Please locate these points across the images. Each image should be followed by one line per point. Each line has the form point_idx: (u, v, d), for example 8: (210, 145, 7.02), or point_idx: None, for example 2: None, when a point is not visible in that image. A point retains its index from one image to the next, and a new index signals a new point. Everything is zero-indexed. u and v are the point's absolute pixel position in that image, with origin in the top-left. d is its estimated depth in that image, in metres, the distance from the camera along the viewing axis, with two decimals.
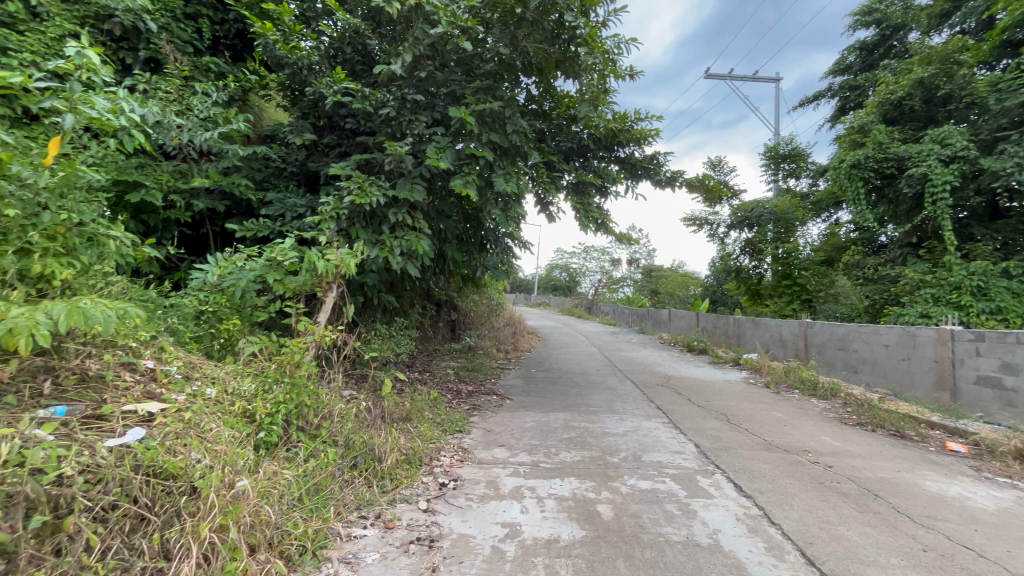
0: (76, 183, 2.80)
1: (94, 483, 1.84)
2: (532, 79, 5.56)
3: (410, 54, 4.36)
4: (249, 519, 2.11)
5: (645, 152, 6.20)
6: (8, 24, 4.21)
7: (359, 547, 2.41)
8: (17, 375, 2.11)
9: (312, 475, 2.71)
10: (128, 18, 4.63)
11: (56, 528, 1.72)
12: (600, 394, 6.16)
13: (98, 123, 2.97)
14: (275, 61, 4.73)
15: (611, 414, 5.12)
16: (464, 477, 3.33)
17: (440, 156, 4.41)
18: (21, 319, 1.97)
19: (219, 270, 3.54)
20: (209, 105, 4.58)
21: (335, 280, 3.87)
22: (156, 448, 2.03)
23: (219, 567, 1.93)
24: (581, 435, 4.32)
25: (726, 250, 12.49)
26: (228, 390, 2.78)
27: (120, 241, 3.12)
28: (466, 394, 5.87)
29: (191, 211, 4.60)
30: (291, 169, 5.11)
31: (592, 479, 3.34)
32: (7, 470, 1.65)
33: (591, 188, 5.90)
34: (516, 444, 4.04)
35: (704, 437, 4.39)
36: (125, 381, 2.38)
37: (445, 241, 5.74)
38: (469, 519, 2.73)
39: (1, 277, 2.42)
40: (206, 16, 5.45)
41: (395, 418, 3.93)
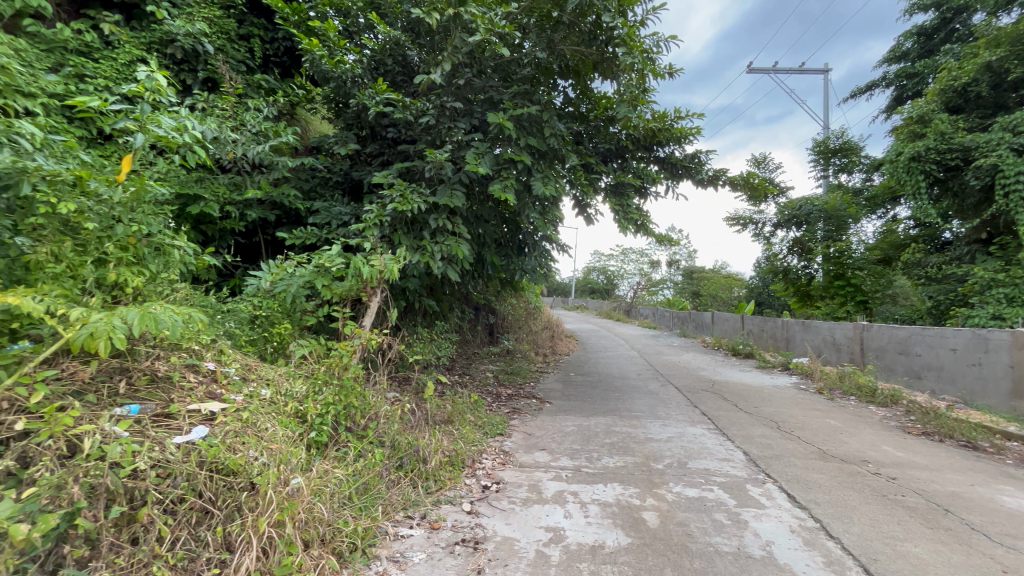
0: (146, 198, 3.02)
1: (165, 477, 1.97)
2: (568, 82, 5.55)
3: (449, 62, 4.44)
4: (304, 516, 2.20)
5: (685, 151, 6.05)
6: (85, 53, 4.65)
7: (407, 546, 2.45)
8: (97, 375, 2.29)
9: (361, 474, 2.80)
10: (189, 42, 4.95)
11: (132, 519, 1.86)
12: (642, 398, 6.04)
13: (165, 141, 3.19)
14: (322, 75, 4.93)
15: (654, 419, 5.01)
16: (506, 480, 3.34)
17: (479, 161, 4.47)
18: (101, 324, 2.13)
19: (271, 276, 3.72)
20: (261, 120, 4.83)
21: (379, 285, 3.99)
22: (218, 445, 2.14)
23: (277, 561, 2.01)
24: (623, 440, 4.25)
25: (772, 250, 12.00)
26: (282, 391, 2.90)
27: (183, 251, 3.32)
28: (506, 398, 5.89)
29: (245, 220, 4.85)
30: (336, 179, 5.30)
31: (636, 485, 3.28)
32: (90, 463, 1.80)
33: (630, 189, 5.80)
34: (557, 448, 4.02)
35: (753, 444, 4.22)
36: (190, 381, 2.53)
37: (484, 246, 5.80)
38: (513, 522, 2.73)
39: (82, 285, 2.64)
40: (257, 36, 5.76)
41: (438, 421, 4.00)
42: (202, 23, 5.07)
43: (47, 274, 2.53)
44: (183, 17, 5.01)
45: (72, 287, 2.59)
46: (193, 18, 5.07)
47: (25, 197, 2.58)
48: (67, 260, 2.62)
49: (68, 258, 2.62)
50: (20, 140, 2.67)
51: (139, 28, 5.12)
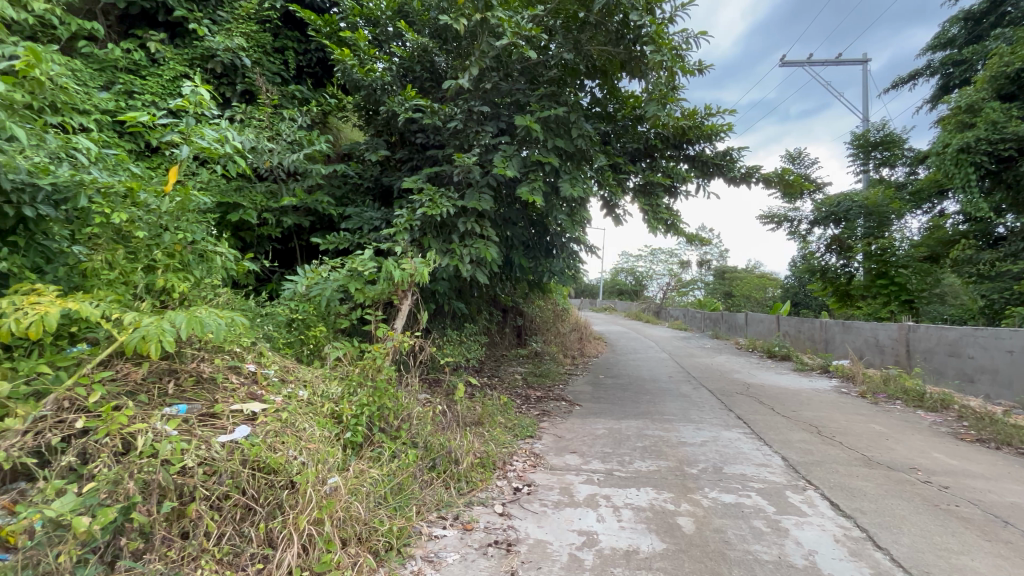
0: (191, 207, 3.17)
1: (211, 474, 2.05)
2: (595, 82, 5.51)
3: (476, 67, 4.48)
4: (341, 514, 2.25)
5: (716, 148, 5.91)
6: (134, 71, 4.91)
7: (440, 547, 2.48)
8: (148, 376, 2.41)
9: (395, 474, 2.84)
10: (228, 56, 5.16)
11: (181, 514, 1.94)
12: (673, 401, 5.93)
13: (208, 152, 3.34)
14: (353, 84, 5.06)
15: (687, 422, 4.90)
16: (538, 483, 3.33)
17: (507, 164, 4.50)
18: (152, 328, 2.25)
19: (307, 281, 3.83)
20: (295, 129, 4.98)
21: (410, 288, 4.05)
22: (260, 444, 2.20)
23: (316, 558, 2.06)
24: (656, 444, 4.18)
25: (809, 248, 11.59)
26: (318, 392, 2.96)
27: (225, 256, 3.42)
28: (535, 400, 5.89)
29: (281, 227, 5.01)
30: (367, 185, 5.41)
31: (670, 490, 3.22)
32: (143, 460, 1.90)
33: (660, 188, 5.70)
34: (588, 451, 3.98)
35: (793, 450, 4.07)
36: (232, 382, 2.62)
37: (512, 248, 5.82)
38: (545, 525, 2.72)
39: (133, 291, 2.80)
40: (291, 48, 5.94)
41: (468, 422, 4.03)
42: (240, 38, 5.28)
43: (102, 280, 2.71)
44: (223, 33, 5.24)
45: (124, 292, 2.75)
46: (232, 34, 5.29)
47: (82, 208, 2.76)
48: (119, 266, 2.78)
49: (121, 266, 2.79)
50: (77, 155, 2.85)
51: (182, 45, 5.37)
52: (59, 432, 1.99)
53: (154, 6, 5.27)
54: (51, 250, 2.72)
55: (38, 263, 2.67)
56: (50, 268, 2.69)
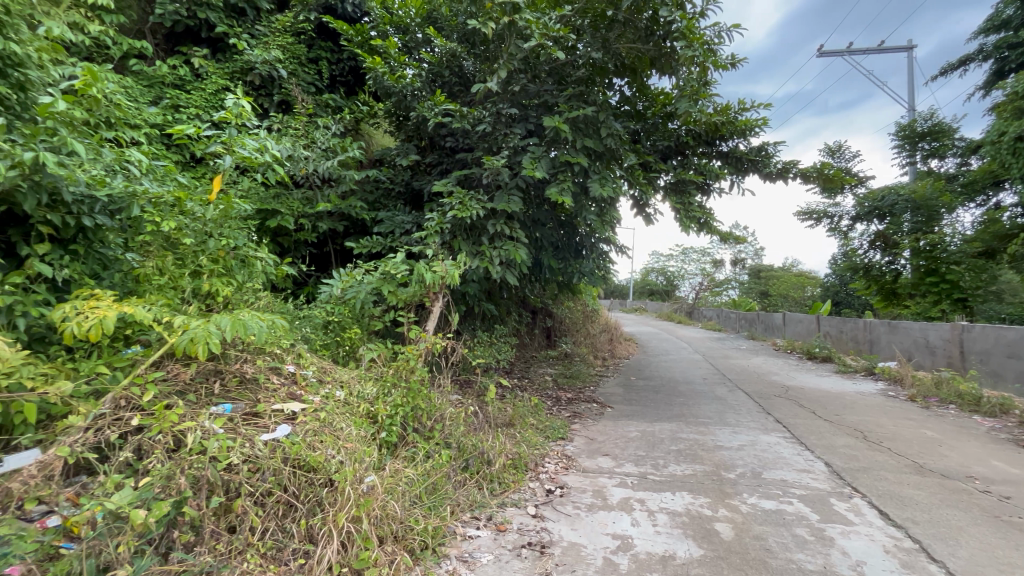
0: (233, 215, 3.29)
1: (255, 472, 2.13)
2: (624, 80, 5.45)
3: (505, 70, 4.50)
4: (378, 513, 2.30)
5: (751, 144, 5.75)
6: (180, 86, 5.17)
7: (475, 547, 2.50)
8: (197, 376, 2.53)
9: (430, 474, 2.88)
10: (266, 69, 5.37)
11: (228, 509, 2.02)
12: (709, 404, 5.79)
13: (249, 161, 3.48)
14: (384, 91, 5.17)
15: (723, 426, 4.77)
16: (570, 485, 3.31)
17: (536, 166, 4.50)
18: (199, 330, 2.36)
19: (342, 284, 3.95)
20: (329, 136, 5.13)
21: (441, 290, 4.10)
22: (300, 443, 2.27)
23: (355, 555, 2.10)
24: (691, 448, 4.09)
25: (851, 245, 11.10)
26: (354, 393, 3.02)
27: (265, 261, 3.51)
28: (567, 402, 5.85)
29: (317, 232, 5.15)
30: (398, 189, 5.51)
31: (707, 494, 3.14)
32: (193, 457, 2.00)
33: (692, 186, 5.57)
34: (621, 454, 3.93)
35: (837, 455, 3.91)
36: (273, 383, 2.70)
37: (541, 249, 5.81)
38: (579, 528, 2.70)
39: (181, 295, 2.93)
40: (325, 58, 6.11)
41: (500, 423, 4.05)
42: (277, 50, 5.48)
43: (153, 285, 2.86)
44: (261, 46, 5.45)
45: (174, 296, 2.89)
46: (269, 47, 5.49)
47: (135, 217, 2.94)
48: (169, 272, 2.93)
49: (169, 271, 2.94)
50: (130, 167, 3.03)
51: (224, 59, 5.61)
52: (117, 429, 2.11)
53: (197, 24, 5.52)
54: (108, 257, 2.90)
55: (96, 270, 2.85)
56: (107, 274, 2.87)
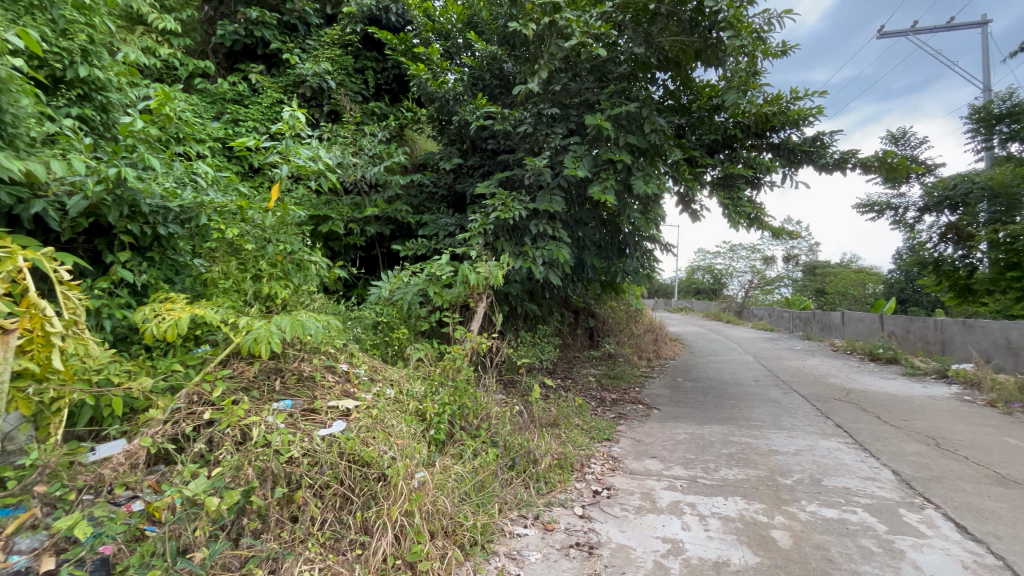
0: (290, 221, 3.44)
1: (314, 465, 2.23)
2: (668, 74, 5.32)
3: (546, 70, 4.50)
4: (430, 507, 2.35)
5: (805, 134, 5.48)
6: (239, 101, 5.49)
7: (523, 545, 2.52)
8: (260, 374, 2.69)
9: (478, 472, 2.92)
10: (316, 81, 5.63)
11: (290, 499, 2.13)
12: (761, 406, 5.55)
13: (303, 169, 3.66)
14: (428, 97, 5.29)
15: (778, 430, 4.57)
16: (618, 487, 3.27)
17: (578, 165, 4.48)
18: (262, 330, 2.52)
19: (390, 286, 4.09)
20: (376, 143, 5.31)
21: (485, 291, 4.16)
22: (354, 438, 2.36)
23: (407, 548, 2.17)
24: (743, 451, 3.94)
25: (918, 239, 10.33)
26: (404, 390, 3.11)
27: (319, 264, 3.62)
28: (611, 403, 5.78)
29: (365, 235, 5.33)
30: (441, 192, 5.62)
31: (761, 500, 3.02)
32: (259, 449, 2.13)
33: (741, 180, 5.38)
34: (669, 457, 3.84)
35: (906, 463, 3.66)
36: (328, 381, 2.82)
37: (584, 249, 5.76)
38: (628, 530, 2.66)
39: (243, 297, 3.10)
40: (370, 68, 6.26)
41: (545, 423, 4.05)
42: (327, 62, 5.73)
43: (219, 289, 3.06)
44: (312, 60, 5.72)
45: (237, 299, 3.05)
46: (319, 60, 5.75)
47: (202, 225, 3.17)
48: (233, 276, 3.11)
49: (233, 275, 3.12)
50: (197, 179, 3.26)
51: (278, 74, 5.90)
52: (191, 422, 2.28)
53: (254, 42, 5.84)
54: (179, 263, 3.18)
55: (170, 275, 3.14)
56: (179, 279, 3.15)
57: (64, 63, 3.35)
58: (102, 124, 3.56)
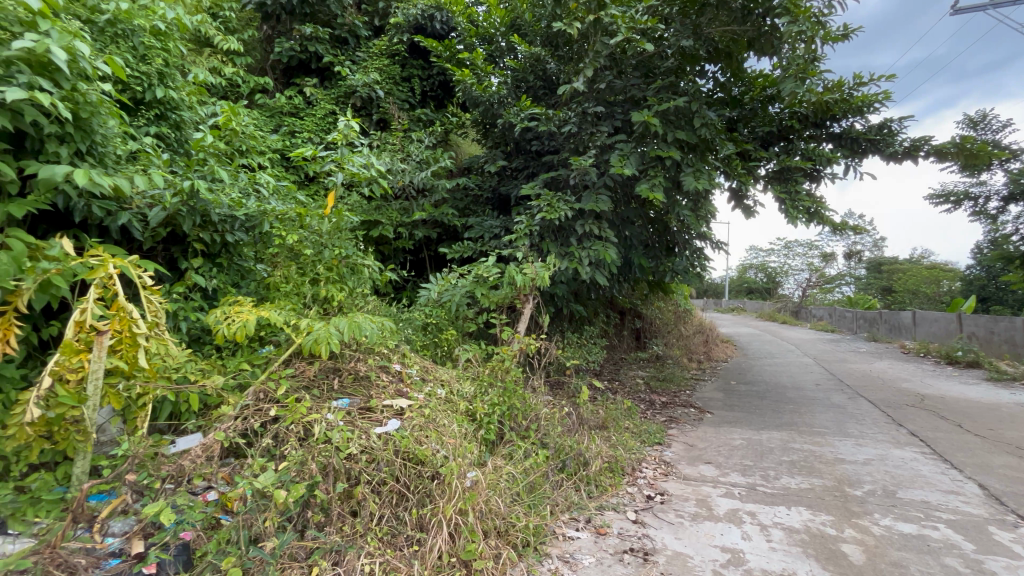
0: (344, 226, 3.57)
1: (372, 462, 2.31)
2: (718, 66, 5.14)
3: (591, 68, 4.44)
4: (483, 507, 2.38)
5: (870, 122, 5.14)
6: (295, 113, 5.77)
7: (576, 548, 2.50)
8: (320, 374, 2.81)
9: (529, 473, 2.92)
10: (365, 90, 5.84)
11: (350, 494, 2.21)
12: (825, 412, 5.24)
13: (357, 176, 3.81)
14: (472, 101, 5.35)
15: (844, 437, 4.30)
16: (671, 492, 3.18)
17: (624, 163, 4.40)
18: (322, 331, 2.63)
19: (438, 287, 4.16)
20: (423, 149, 5.44)
21: (531, 292, 4.15)
22: (408, 437, 2.42)
23: (462, 546, 2.20)
24: (806, 459, 3.73)
25: (1003, 230, 9.41)
26: (455, 391, 3.16)
27: (372, 267, 3.74)
28: (661, 406, 5.63)
29: (413, 239, 5.46)
30: (487, 195, 5.68)
31: (829, 512, 2.85)
32: (321, 445, 2.23)
33: (799, 173, 5.11)
34: (725, 463, 3.69)
35: (995, 477, 3.35)
36: (383, 380, 2.91)
37: (631, 249, 5.65)
38: (684, 537, 2.58)
39: (303, 300, 3.25)
40: (417, 76, 6.41)
41: (594, 425, 4.00)
42: (376, 73, 5.93)
43: (281, 292, 3.22)
44: (362, 71, 5.94)
45: (297, 302, 3.20)
46: (369, 71, 5.95)
47: (265, 232, 3.34)
48: (293, 280, 3.26)
49: (293, 279, 3.27)
50: (260, 188, 3.44)
51: (330, 86, 6.15)
52: (259, 418, 2.42)
53: (308, 56, 6.11)
54: (244, 268, 3.37)
55: (236, 280, 3.34)
56: (244, 283, 3.35)
57: (144, 86, 3.65)
58: (176, 140, 3.83)
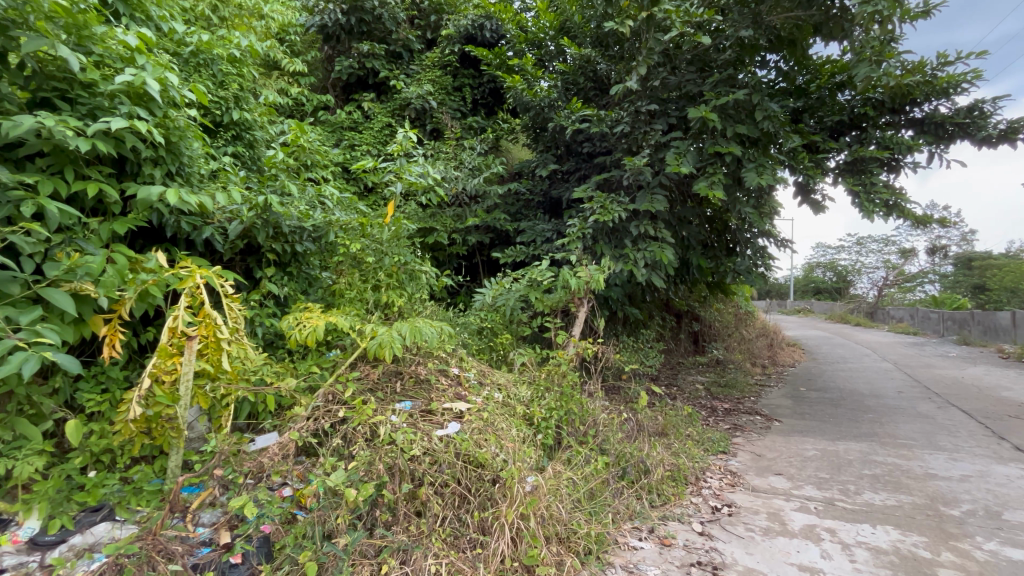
0: (402, 234, 3.69)
1: (434, 463, 2.36)
2: (780, 55, 4.88)
3: (644, 65, 4.33)
4: (544, 512, 2.37)
5: (956, 104, 4.70)
6: (354, 127, 6.05)
7: (639, 559, 2.43)
8: (384, 377, 2.91)
9: (589, 480, 2.88)
10: (419, 102, 6.01)
11: (415, 495, 2.26)
12: (910, 422, 4.81)
13: (414, 185, 3.93)
14: (523, 106, 5.37)
15: (936, 450, 3.92)
16: (739, 504, 3.02)
17: (681, 161, 4.26)
18: (386, 336, 2.72)
19: (493, 292, 4.18)
20: (475, 156, 5.53)
21: (586, 296, 4.11)
22: (469, 439, 2.45)
23: (524, 551, 2.20)
24: (891, 473, 3.43)
25: None
26: (512, 395, 3.18)
27: (429, 273, 3.84)
28: (724, 413, 5.38)
29: (466, 244, 5.54)
30: (538, 199, 5.70)
31: (921, 532, 2.61)
32: (387, 446, 2.31)
33: (875, 163, 4.74)
34: (798, 474, 3.47)
35: None
36: (443, 383, 2.97)
37: (688, 249, 5.45)
38: (756, 552, 2.45)
39: (366, 306, 3.38)
40: (468, 85, 6.54)
41: (653, 432, 3.88)
42: (429, 84, 6.10)
43: (346, 298, 3.37)
44: (415, 83, 6.13)
45: (361, 307, 3.34)
46: (422, 82, 6.13)
47: (330, 241, 3.49)
48: (356, 286, 3.40)
49: (357, 286, 3.41)
50: (325, 201, 3.61)
51: (386, 99, 6.40)
52: (329, 419, 2.54)
53: (366, 73, 6.38)
54: (311, 276, 3.56)
55: (304, 287, 3.53)
56: (312, 290, 3.53)
57: (223, 109, 3.94)
58: (250, 158, 4.12)
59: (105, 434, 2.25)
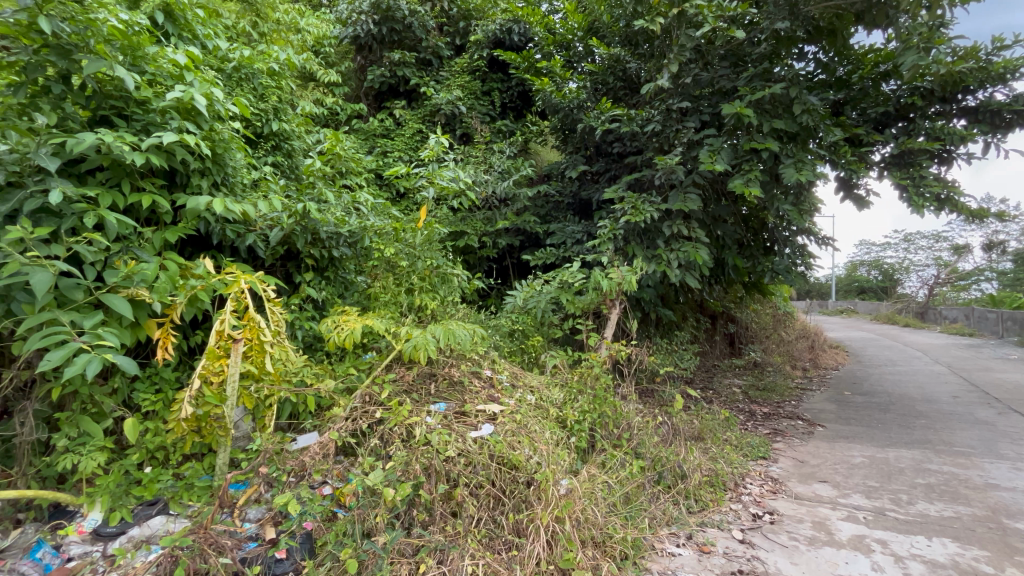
0: (434, 237, 3.74)
1: (468, 464, 2.38)
2: (819, 46, 4.71)
3: (675, 62, 4.26)
4: (579, 516, 2.36)
5: (1014, 91, 4.42)
6: (386, 134, 6.19)
7: (677, 565, 2.38)
8: (418, 378, 2.95)
9: (624, 484, 2.85)
10: (449, 107, 6.11)
11: (450, 496, 2.28)
12: (967, 429, 4.53)
13: (446, 189, 3.99)
14: (552, 108, 5.36)
15: (997, 459, 3.68)
16: (782, 512, 2.92)
17: (715, 158, 4.16)
18: (420, 338, 2.77)
19: (524, 294, 4.21)
20: (504, 159, 5.56)
21: (618, 297, 4.06)
22: (503, 442, 2.46)
23: (559, 555, 2.19)
24: (948, 483, 3.24)
25: None
26: (545, 397, 3.17)
27: (461, 276, 3.88)
28: (763, 417, 5.21)
29: (497, 247, 5.57)
30: (568, 201, 5.69)
31: (983, 546, 2.45)
32: (423, 447, 2.34)
33: (923, 156, 4.51)
34: (844, 482, 3.32)
35: None
36: (476, 385, 2.99)
37: (724, 248, 5.32)
38: (802, 563, 2.36)
39: (400, 308, 3.44)
40: (497, 89, 6.59)
41: (690, 436, 3.79)
42: (458, 90, 6.18)
43: (381, 301, 3.44)
44: (445, 89, 6.22)
45: (395, 310, 3.40)
46: (451, 88, 6.22)
47: (366, 246, 3.57)
48: (390, 290, 3.48)
49: (391, 289, 3.48)
50: (360, 207, 3.70)
51: (417, 106, 6.52)
52: (366, 420, 2.59)
53: (397, 81, 6.51)
54: (347, 280, 3.65)
55: (341, 291, 3.63)
56: (348, 294, 3.62)
57: (264, 120, 4.10)
58: (289, 167, 4.27)
59: (159, 432, 2.37)
